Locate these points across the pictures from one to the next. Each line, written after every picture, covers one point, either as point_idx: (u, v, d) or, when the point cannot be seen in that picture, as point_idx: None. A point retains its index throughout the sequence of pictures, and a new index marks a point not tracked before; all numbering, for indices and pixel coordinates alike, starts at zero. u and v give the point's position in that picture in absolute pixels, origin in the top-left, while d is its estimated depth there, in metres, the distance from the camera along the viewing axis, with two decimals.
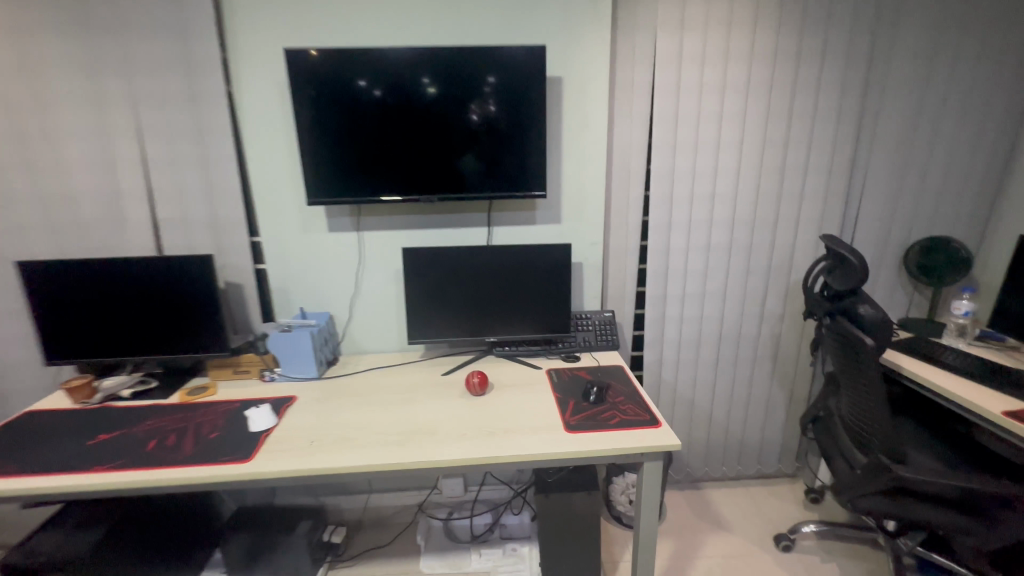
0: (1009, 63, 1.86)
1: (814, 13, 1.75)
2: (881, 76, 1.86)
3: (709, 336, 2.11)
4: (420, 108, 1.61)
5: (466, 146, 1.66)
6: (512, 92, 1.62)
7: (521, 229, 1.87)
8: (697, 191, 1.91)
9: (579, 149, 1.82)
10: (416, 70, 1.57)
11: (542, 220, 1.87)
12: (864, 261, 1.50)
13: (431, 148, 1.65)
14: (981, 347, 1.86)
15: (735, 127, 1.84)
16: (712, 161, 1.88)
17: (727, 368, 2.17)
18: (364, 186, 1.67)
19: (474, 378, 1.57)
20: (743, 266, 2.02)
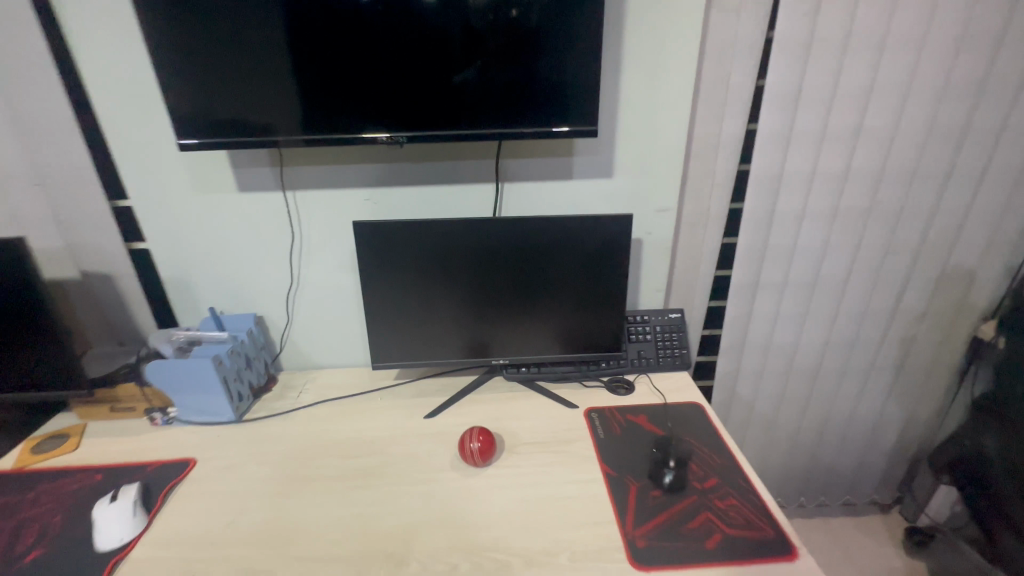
0: None
1: None
2: None
3: (813, 341, 1.47)
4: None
5: (469, 54, 0.93)
6: None
7: (549, 188, 1.17)
8: (833, 124, 1.18)
9: (651, 49, 1.07)
10: None
11: (582, 174, 1.16)
12: None
13: (410, 56, 0.93)
14: None
15: (920, 9, 1.08)
16: (869, 71, 1.13)
17: (829, 383, 1.55)
18: (280, 119, 0.96)
19: (473, 442, 0.98)
20: (881, 244, 1.33)
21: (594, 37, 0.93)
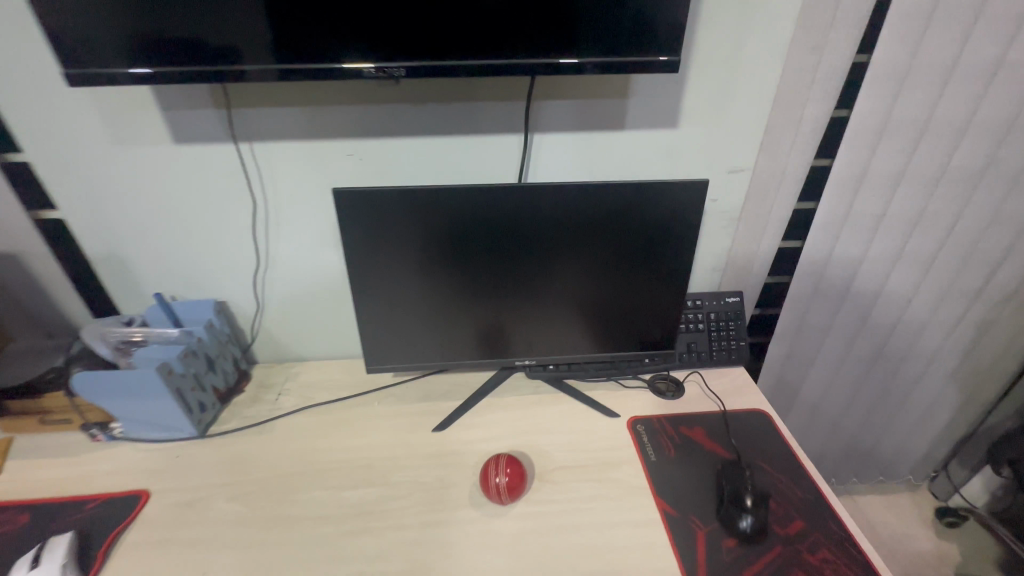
0: None
1: None
2: None
3: (881, 323, 1.26)
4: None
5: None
6: None
7: (595, 144, 0.89)
8: (965, 60, 0.90)
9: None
10: None
11: (638, 126, 0.88)
12: None
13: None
14: None
15: None
16: None
17: (887, 369, 1.36)
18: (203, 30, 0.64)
19: (499, 475, 0.78)
20: (989, 213, 1.09)
21: None
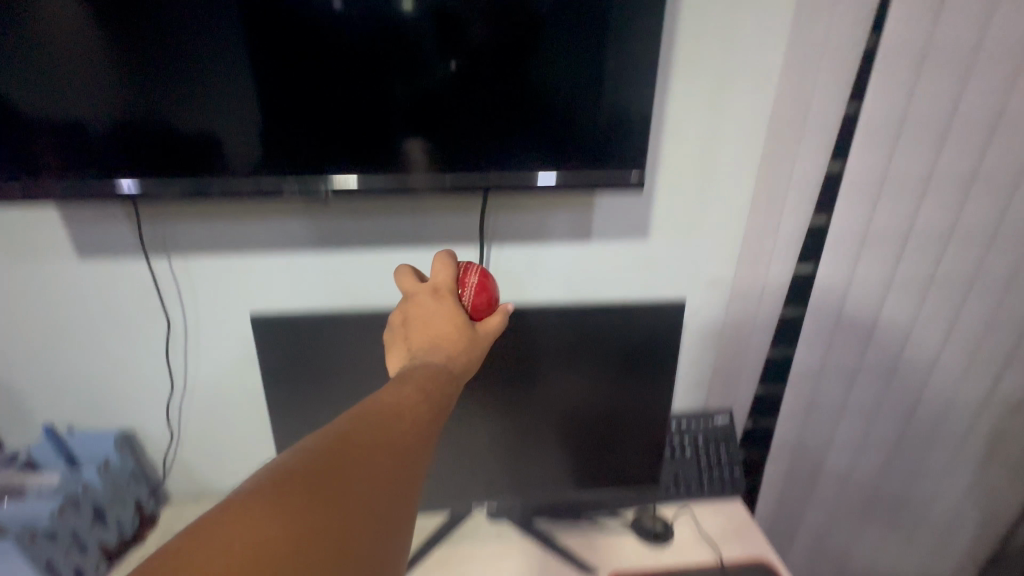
0: None
1: None
2: None
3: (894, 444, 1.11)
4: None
5: (422, 71, 0.61)
6: None
7: (603, 263, 0.81)
8: (940, 166, 0.85)
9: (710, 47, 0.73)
10: None
11: (623, 237, 0.81)
12: None
13: (326, 72, 0.60)
14: None
15: None
16: (997, 97, 0.81)
17: (910, 496, 1.18)
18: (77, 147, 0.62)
19: (466, 290, 0.56)
20: (986, 325, 0.99)
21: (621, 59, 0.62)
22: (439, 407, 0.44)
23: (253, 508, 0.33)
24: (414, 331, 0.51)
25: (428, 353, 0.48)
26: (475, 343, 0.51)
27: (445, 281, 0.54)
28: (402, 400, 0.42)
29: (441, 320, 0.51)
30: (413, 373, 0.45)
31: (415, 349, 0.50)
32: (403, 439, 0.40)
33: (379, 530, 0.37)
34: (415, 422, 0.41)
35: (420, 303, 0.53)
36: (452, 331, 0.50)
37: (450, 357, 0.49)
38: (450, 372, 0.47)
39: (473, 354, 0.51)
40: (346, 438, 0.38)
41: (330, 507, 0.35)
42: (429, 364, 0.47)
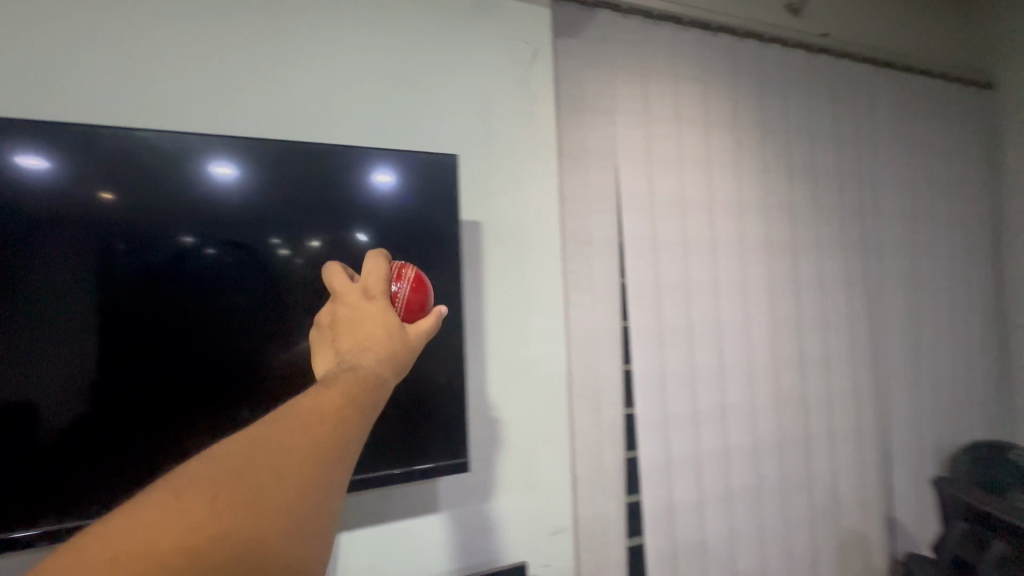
0: (975, 222, 1.52)
1: (799, 158, 1.25)
2: (876, 233, 1.35)
3: None
4: (237, 300, 0.68)
5: (289, 337, 0.71)
6: (393, 233, 0.77)
7: (455, 533, 0.86)
8: (701, 405, 1.10)
9: (505, 340, 0.92)
10: (280, 234, 0.71)
11: (468, 501, 0.88)
12: None
13: (194, 355, 0.66)
14: None
15: (737, 304, 1.15)
16: (718, 354, 1.13)
17: None
18: None
19: (401, 282, 0.56)
20: (781, 525, 1.17)
21: (436, 361, 0.79)
22: (364, 411, 0.38)
23: (136, 526, 0.25)
24: (343, 332, 0.46)
25: (355, 353, 0.43)
26: (410, 343, 0.47)
27: (377, 282, 0.51)
28: (332, 401, 0.36)
29: (371, 318, 0.47)
30: (337, 378, 0.39)
31: (341, 351, 0.44)
32: (321, 450, 0.33)
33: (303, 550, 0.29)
34: (339, 432, 0.35)
35: (350, 306, 0.49)
36: (381, 333, 0.45)
37: (379, 357, 0.42)
38: (378, 375, 0.41)
39: (406, 358, 0.45)
40: (254, 444, 0.31)
41: (241, 521, 0.27)
42: (360, 360, 0.41)
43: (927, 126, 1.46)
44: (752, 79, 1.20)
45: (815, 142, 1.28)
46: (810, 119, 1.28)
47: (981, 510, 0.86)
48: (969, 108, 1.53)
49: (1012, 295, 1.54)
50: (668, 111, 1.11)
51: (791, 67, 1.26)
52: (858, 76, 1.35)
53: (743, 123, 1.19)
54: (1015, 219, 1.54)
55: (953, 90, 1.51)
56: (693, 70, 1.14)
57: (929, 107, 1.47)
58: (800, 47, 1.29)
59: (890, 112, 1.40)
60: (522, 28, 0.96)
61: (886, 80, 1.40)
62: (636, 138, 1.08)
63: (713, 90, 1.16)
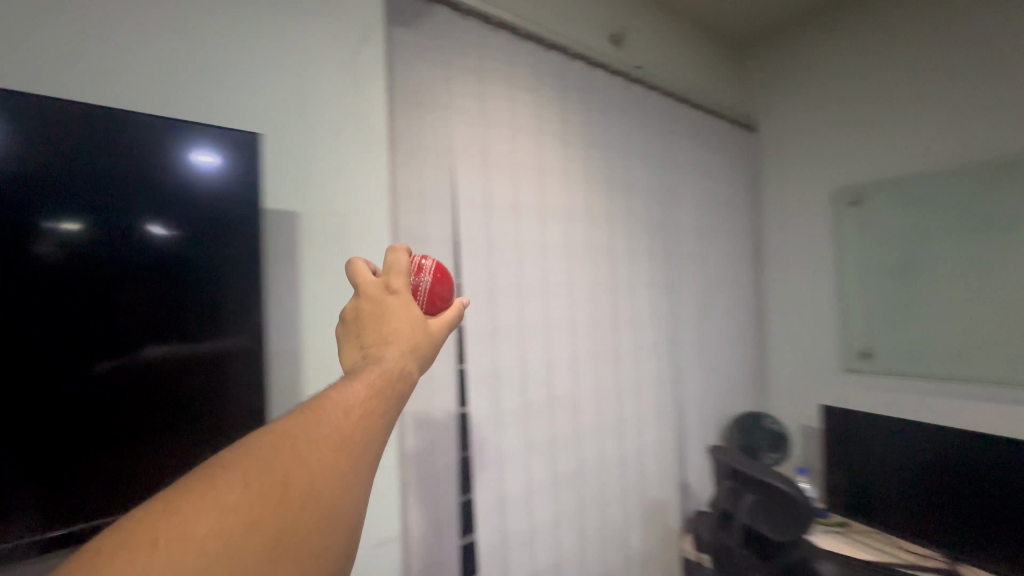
0: (745, 237, 1.90)
1: (617, 173, 1.41)
2: (677, 243, 1.59)
3: None
4: (63, 301, 0.55)
5: (58, 359, 0.54)
6: (197, 225, 0.64)
7: None
8: (531, 398, 1.16)
9: (327, 343, 0.84)
10: (38, 218, 0.53)
11: None
12: (785, 488, 0.95)
13: None
14: (836, 539, 1.45)
15: (564, 303, 1.25)
16: (546, 350, 1.20)
17: None
18: None
19: (423, 275, 0.58)
20: (598, 502, 1.29)
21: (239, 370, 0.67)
22: (389, 404, 0.44)
23: (193, 497, 0.33)
24: (368, 327, 0.52)
25: (384, 350, 0.49)
26: (431, 335, 0.54)
27: (399, 277, 0.55)
28: (362, 397, 0.43)
29: (398, 316, 0.52)
30: (367, 374, 0.45)
31: (368, 348, 0.50)
32: (349, 440, 0.40)
33: (329, 536, 0.36)
34: (366, 424, 0.42)
35: (380, 302, 0.53)
36: (407, 330, 0.51)
37: (403, 353, 0.49)
38: (399, 371, 0.47)
39: (426, 351, 0.52)
40: (285, 438, 0.38)
41: (276, 508, 0.34)
42: (390, 358, 0.48)
43: (714, 156, 1.77)
44: (579, 98, 1.32)
45: (631, 161, 1.45)
46: (628, 141, 1.45)
47: (733, 467, 1.06)
48: (741, 146, 1.91)
49: (768, 296, 1.96)
50: (504, 117, 1.15)
51: (613, 92, 1.41)
52: (664, 109, 1.58)
53: (572, 138, 1.29)
54: (771, 236, 1.96)
55: (731, 130, 1.86)
56: (528, 81, 1.20)
57: (716, 141, 1.78)
58: (621, 75, 1.45)
59: (688, 142, 1.66)
60: (352, 8, 0.89)
61: (686, 114, 1.66)
62: (473, 140, 1.09)
63: (545, 103, 1.23)
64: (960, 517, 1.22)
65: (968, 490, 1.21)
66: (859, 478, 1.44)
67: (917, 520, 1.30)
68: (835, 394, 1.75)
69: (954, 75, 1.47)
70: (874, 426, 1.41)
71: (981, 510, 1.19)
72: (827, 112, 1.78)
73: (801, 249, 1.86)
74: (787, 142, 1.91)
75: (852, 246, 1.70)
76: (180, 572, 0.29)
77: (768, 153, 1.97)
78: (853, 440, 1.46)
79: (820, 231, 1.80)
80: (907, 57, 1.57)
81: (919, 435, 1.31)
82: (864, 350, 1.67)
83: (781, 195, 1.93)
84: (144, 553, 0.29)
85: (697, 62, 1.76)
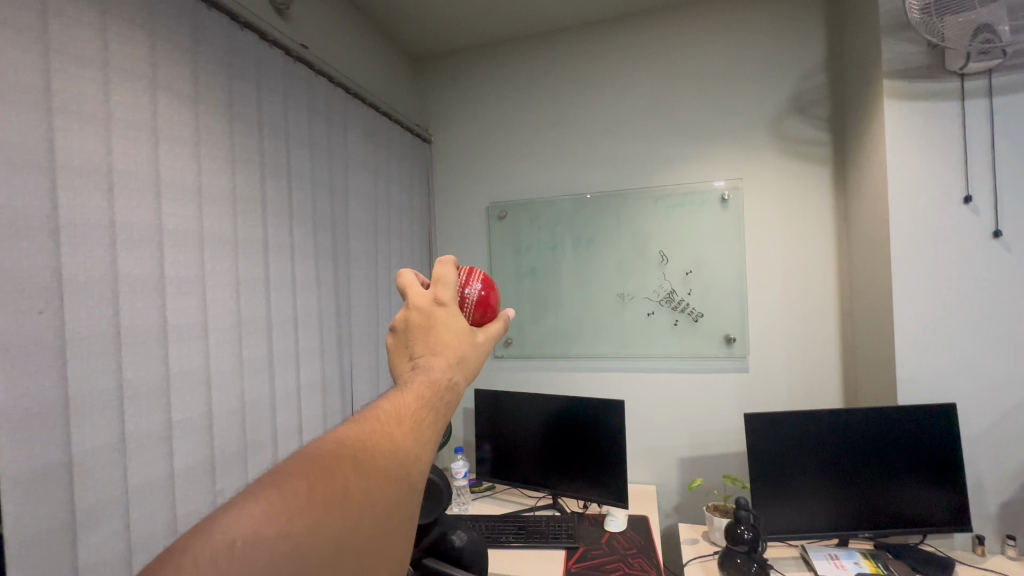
0: (416, 241, 2.03)
1: (272, 160, 1.26)
2: (344, 242, 1.56)
3: None
4: None
5: None
6: None
7: None
8: (133, 430, 0.88)
9: None
10: None
11: None
12: (436, 473, 1.04)
13: None
14: (482, 504, 1.69)
15: (191, 304, 1.01)
16: (160, 363, 0.94)
17: None
18: None
19: (468, 287, 0.76)
20: None
21: None
22: (433, 413, 0.53)
23: (285, 480, 0.41)
24: (418, 337, 0.60)
25: (434, 358, 0.58)
26: (475, 346, 0.63)
27: (447, 292, 0.64)
28: (411, 406, 0.52)
29: (451, 326, 0.61)
30: (417, 382, 0.54)
31: (419, 357, 0.58)
32: (398, 448, 0.48)
33: (377, 541, 0.43)
34: (412, 435, 0.50)
35: (434, 312, 0.62)
36: (455, 343, 0.60)
37: (449, 364, 0.57)
38: (446, 381, 0.56)
39: (470, 362, 0.61)
40: (349, 442, 0.46)
41: (342, 494, 0.42)
42: (445, 365, 0.57)
43: (388, 160, 1.82)
44: (218, 61, 1.10)
45: (291, 148, 1.33)
46: (286, 126, 1.31)
47: None
48: (415, 155, 2.03)
49: None
50: (88, 49, 0.82)
51: (268, 68, 1.25)
52: (334, 102, 1.51)
53: (207, 106, 1.07)
54: (440, 242, 2.16)
55: (406, 138, 1.95)
56: (136, 15, 0.91)
57: (390, 147, 1.84)
58: (278, 47, 1.29)
59: (360, 140, 1.65)
60: None
61: (358, 113, 1.64)
62: (25, 65, 0.73)
63: (164, 52, 0.97)
64: (555, 458, 1.61)
65: (559, 437, 1.61)
66: (497, 446, 1.72)
67: (533, 469, 1.64)
68: (485, 378, 2.06)
69: (557, 127, 1.97)
70: (505, 400, 1.72)
71: (566, 450, 1.59)
72: (480, 139, 2.09)
73: (461, 255, 2.12)
74: (452, 159, 2.14)
75: (499, 252, 2.04)
76: (274, 537, 0.37)
77: (438, 166, 2.17)
78: (493, 415, 1.74)
79: (475, 240, 2.10)
80: (530, 105, 2.00)
81: (532, 402, 1.67)
82: (506, 339, 2.02)
83: (446, 205, 2.15)
84: (255, 513, 0.37)
85: (370, 63, 1.77)
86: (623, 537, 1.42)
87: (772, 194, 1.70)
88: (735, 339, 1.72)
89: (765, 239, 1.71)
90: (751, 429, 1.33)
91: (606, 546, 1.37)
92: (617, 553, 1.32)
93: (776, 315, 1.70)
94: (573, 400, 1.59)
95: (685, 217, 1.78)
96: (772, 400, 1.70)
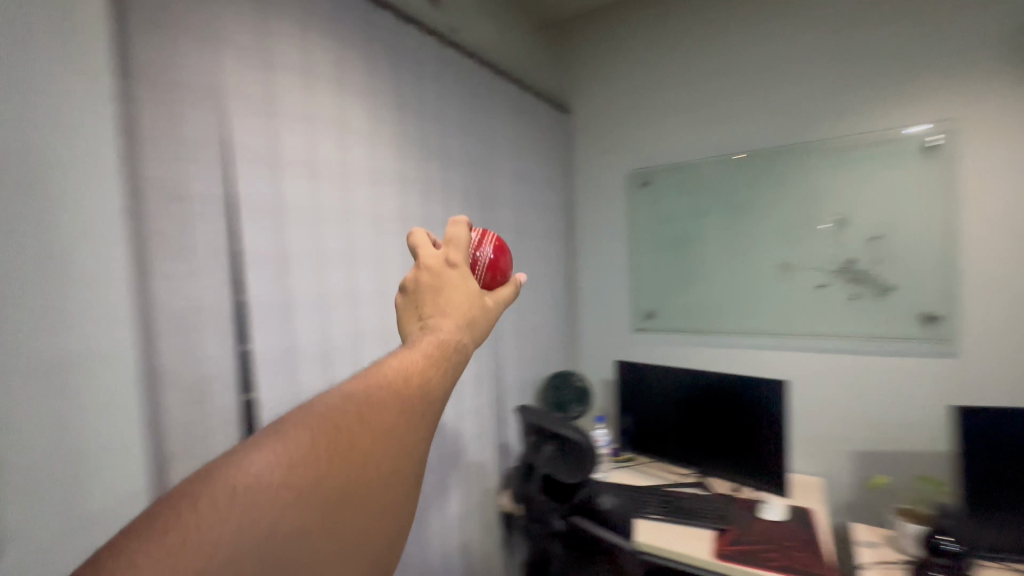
0: (558, 212, 2.05)
1: (431, 142, 1.38)
2: (494, 215, 1.65)
3: None
4: None
5: None
6: None
7: None
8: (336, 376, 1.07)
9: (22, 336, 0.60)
10: None
11: None
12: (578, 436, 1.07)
13: None
14: (624, 473, 1.70)
15: (373, 274, 1.18)
16: (352, 323, 1.12)
17: None
18: None
19: (480, 252, 0.75)
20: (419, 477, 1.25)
21: None
22: (443, 371, 0.49)
23: (287, 434, 0.39)
24: (427, 297, 0.57)
25: (442, 319, 0.55)
26: (485, 309, 0.60)
27: (456, 254, 0.62)
28: (421, 362, 0.48)
29: (459, 287, 0.59)
30: (424, 342, 0.51)
31: (428, 317, 0.55)
32: (406, 403, 0.44)
33: (392, 497, 0.41)
34: (423, 390, 0.46)
35: (442, 273, 0.59)
36: (464, 304, 0.57)
37: (459, 326, 0.55)
38: (455, 342, 0.53)
39: (479, 324, 0.58)
40: (352, 397, 0.43)
41: (347, 450, 0.39)
42: (450, 327, 0.54)
43: (530, 134, 1.85)
44: (387, 56, 1.22)
45: (446, 130, 1.43)
46: (442, 110, 1.42)
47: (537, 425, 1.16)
48: (556, 127, 2.04)
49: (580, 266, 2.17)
50: (293, 62, 0.99)
51: (426, 57, 1.35)
52: (481, 82, 1.58)
53: (379, 99, 1.20)
54: (580, 212, 2.16)
55: (546, 111, 1.97)
56: (326, 27, 1.06)
57: (533, 121, 1.87)
58: (434, 37, 1.39)
59: (505, 117, 1.71)
60: None
61: (502, 91, 1.69)
62: (254, 82, 0.91)
63: (347, 56, 1.11)
64: (703, 437, 1.53)
65: (708, 415, 1.52)
66: (639, 418, 1.70)
67: (677, 445, 1.59)
68: (626, 350, 2.04)
69: (708, 82, 1.79)
70: (649, 373, 1.68)
71: (716, 429, 1.50)
72: (622, 104, 2.01)
73: (602, 225, 2.09)
74: (593, 128, 2.10)
75: (642, 222, 1.97)
76: (279, 492, 0.35)
77: (579, 136, 2.15)
78: (635, 387, 1.72)
79: (616, 209, 2.05)
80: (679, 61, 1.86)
81: (678, 377, 1.60)
82: (648, 311, 1.96)
83: (587, 175, 2.13)
84: (256, 469, 0.36)
85: (512, 41, 1.80)
86: (783, 528, 1.30)
87: (1005, 136, 1.33)
88: (940, 317, 1.42)
89: (990, 195, 1.36)
90: (963, 425, 1.11)
91: (763, 534, 1.27)
92: (775, 543, 1.22)
93: (1001, 290, 1.35)
94: (724, 378, 1.49)
95: (870, 172, 1.50)
96: (992, 394, 1.37)
